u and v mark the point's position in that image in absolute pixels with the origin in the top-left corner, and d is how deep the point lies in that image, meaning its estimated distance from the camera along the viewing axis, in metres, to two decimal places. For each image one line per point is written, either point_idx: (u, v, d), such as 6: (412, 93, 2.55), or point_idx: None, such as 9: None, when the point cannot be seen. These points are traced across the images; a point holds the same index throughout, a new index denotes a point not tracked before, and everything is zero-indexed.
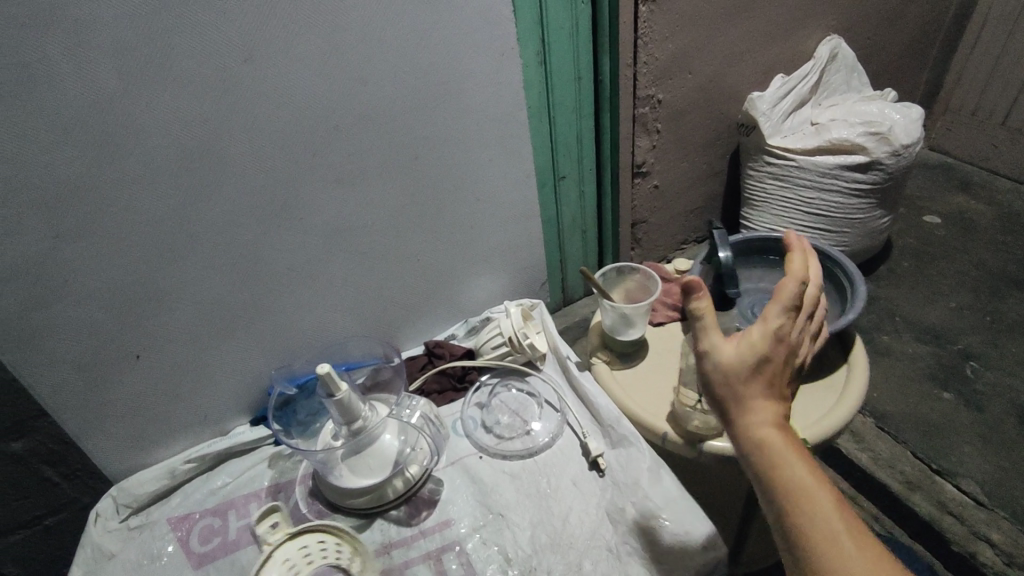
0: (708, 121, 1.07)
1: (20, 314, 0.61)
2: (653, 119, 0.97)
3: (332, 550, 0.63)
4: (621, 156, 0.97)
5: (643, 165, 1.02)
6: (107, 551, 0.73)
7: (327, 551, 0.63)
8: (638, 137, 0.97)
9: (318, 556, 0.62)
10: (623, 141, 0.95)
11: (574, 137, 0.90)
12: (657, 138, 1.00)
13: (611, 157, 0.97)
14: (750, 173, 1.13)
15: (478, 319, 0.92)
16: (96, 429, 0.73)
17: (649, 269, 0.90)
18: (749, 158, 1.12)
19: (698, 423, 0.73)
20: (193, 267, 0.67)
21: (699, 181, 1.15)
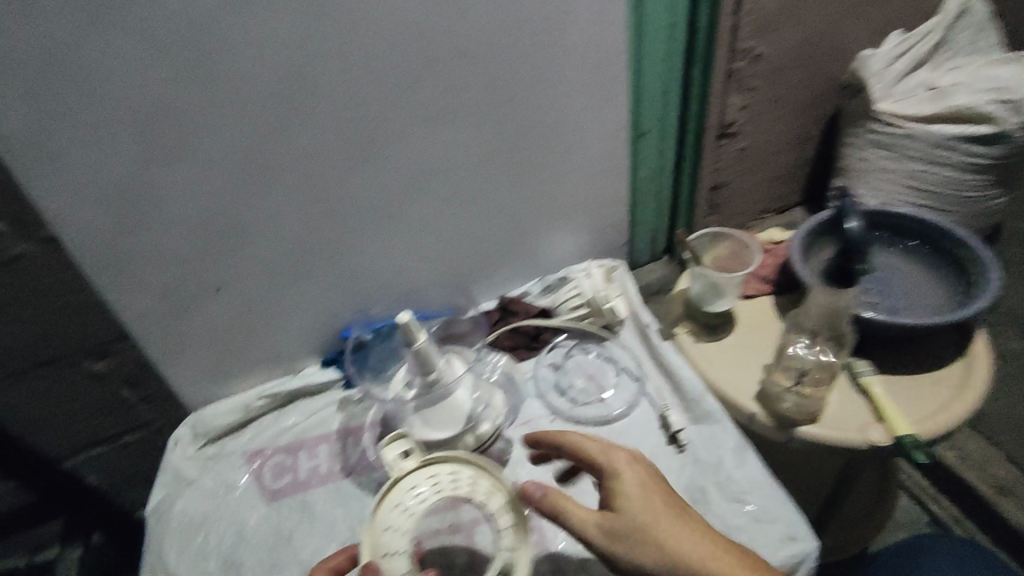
0: (813, 82, 0.91)
1: (111, 239, 0.61)
2: (750, 76, 0.84)
3: (470, 482, 0.50)
4: (710, 116, 0.85)
5: (732, 124, 0.88)
6: (184, 476, 0.75)
7: (461, 482, 0.50)
8: (730, 95, 0.85)
9: (451, 484, 0.50)
10: (715, 100, 0.83)
11: (659, 92, 0.80)
12: (751, 97, 0.87)
13: (698, 117, 0.86)
14: (846, 139, 0.95)
15: (556, 277, 0.88)
16: (175, 357, 0.74)
17: (749, 235, 0.81)
18: (848, 123, 0.94)
19: (790, 407, 0.68)
20: (276, 203, 0.65)
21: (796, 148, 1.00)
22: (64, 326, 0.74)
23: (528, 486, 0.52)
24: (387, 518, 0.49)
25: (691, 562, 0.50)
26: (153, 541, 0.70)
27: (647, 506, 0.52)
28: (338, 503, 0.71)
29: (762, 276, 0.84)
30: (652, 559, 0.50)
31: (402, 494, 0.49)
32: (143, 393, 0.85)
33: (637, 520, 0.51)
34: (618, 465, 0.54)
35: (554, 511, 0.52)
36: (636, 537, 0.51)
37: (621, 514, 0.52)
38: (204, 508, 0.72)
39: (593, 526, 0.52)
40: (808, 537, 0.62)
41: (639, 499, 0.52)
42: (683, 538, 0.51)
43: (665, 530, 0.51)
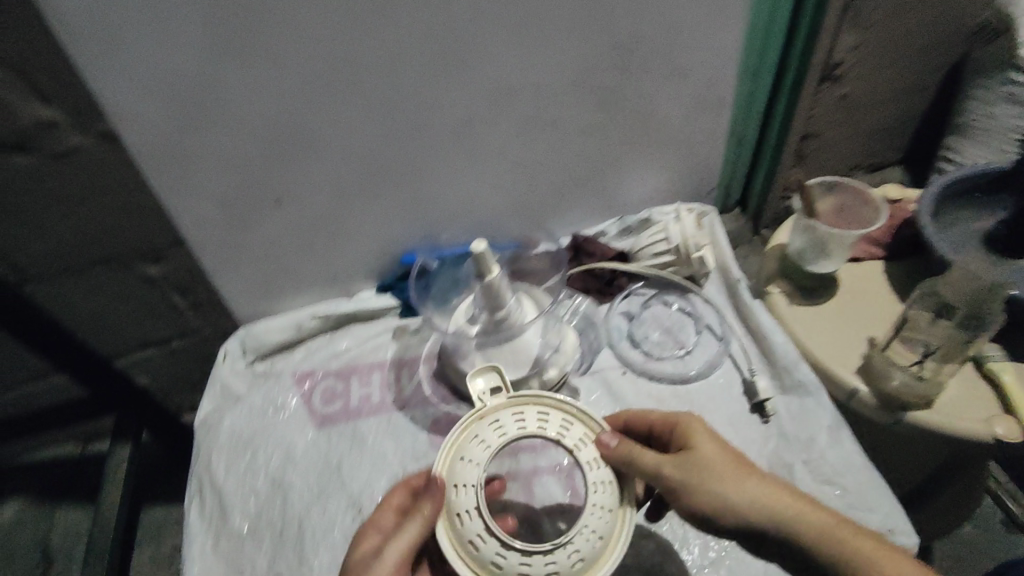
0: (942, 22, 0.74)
1: (171, 137, 0.55)
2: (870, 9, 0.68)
3: (555, 425, 0.49)
4: (817, 55, 0.71)
5: (839, 66, 0.74)
6: (233, 392, 0.73)
7: (546, 425, 0.48)
8: (842, 31, 0.69)
9: (535, 428, 0.48)
10: (826, 35, 0.68)
11: (763, 21, 0.66)
12: (866, 36, 0.71)
13: (802, 54, 0.71)
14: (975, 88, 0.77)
15: (638, 217, 0.79)
16: (229, 270, 0.70)
17: (872, 189, 0.70)
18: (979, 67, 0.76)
19: (898, 385, 0.60)
20: (346, 109, 0.57)
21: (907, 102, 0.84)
22: (117, 226, 0.70)
23: (601, 433, 0.48)
24: (464, 445, 0.48)
25: (778, 506, 0.45)
26: (201, 452, 0.68)
27: (725, 449, 0.48)
28: (391, 435, 0.68)
29: (874, 237, 0.74)
30: (735, 504, 0.45)
31: (484, 427, 0.48)
32: (194, 300, 0.83)
33: (715, 461, 0.47)
34: (686, 414, 0.51)
35: (626, 457, 0.47)
36: (716, 480, 0.46)
37: (697, 459, 0.47)
38: (253, 425, 0.69)
39: (667, 465, 0.47)
40: (904, 533, 0.56)
41: (714, 441, 0.48)
42: (768, 482, 0.46)
43: (746, 472, 0.46)
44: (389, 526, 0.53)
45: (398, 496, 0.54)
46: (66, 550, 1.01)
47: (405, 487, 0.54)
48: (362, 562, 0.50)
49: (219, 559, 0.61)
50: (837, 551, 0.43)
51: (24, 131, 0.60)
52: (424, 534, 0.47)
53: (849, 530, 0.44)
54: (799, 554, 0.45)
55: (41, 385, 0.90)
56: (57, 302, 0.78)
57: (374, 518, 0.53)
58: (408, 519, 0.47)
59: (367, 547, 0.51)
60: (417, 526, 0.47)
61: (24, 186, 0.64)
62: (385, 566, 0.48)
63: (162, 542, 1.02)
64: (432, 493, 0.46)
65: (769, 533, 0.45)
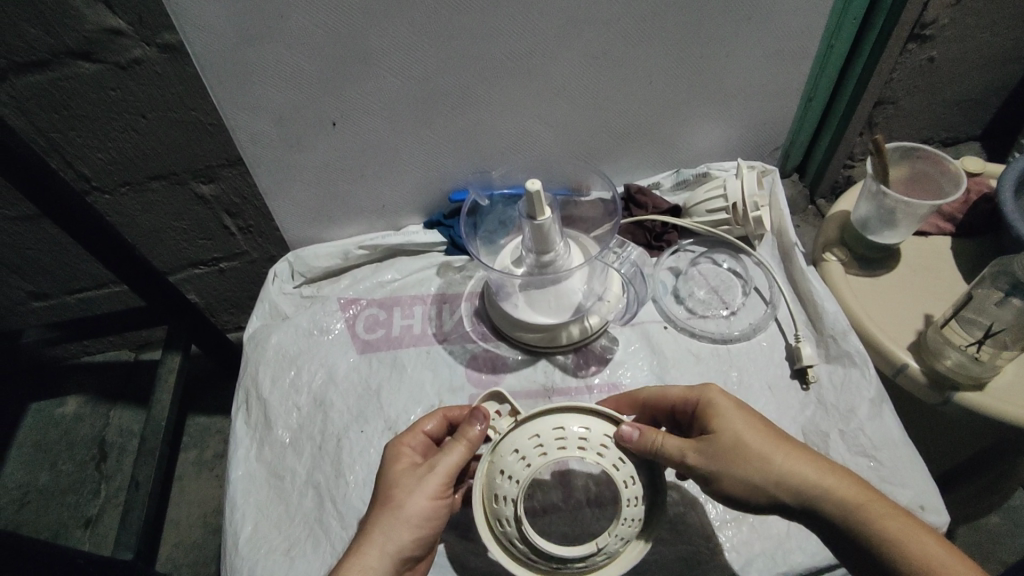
0: None
1: (234, 47, 0.55)
2: None
3: (575, 440, 0.48)
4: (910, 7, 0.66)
5: (929, 25, 0.71)
6: (281, 311, 0.76)
7: (568, 440, 0.48)
8: None
9: (556, 445, 0.48)
10: None
11: None
12: None
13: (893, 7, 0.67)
14: None
15: (696, 170, 0.77)
16: (282, 190, 0.71)
17: (951, 159, 0.66)
18: None
19: (952, 365, 0.59)
20: (407, 27, 0.56)
21: (992, 64, 0.81)
22: (175, 141, 0.72)
23: (622, 427, 0.48)
24: (493, 479, 0.48)
25: (805, 486, 0.45)
26: (248, 364, 0.71)
27: (751, 431, 0.47)
28: (428, 367, 0.70)
29: (946, 212, 0.72)
30: (763, 486, 0.45)
31: (506, 458, 0.48)
32: (242, 224, 0.86)
33: (741, 442, 0.46)
34: (710, 392, 0.50)
35: (650, 447, 0.47)
36: (744, 463, 0.46)
37: (721, 441, 0.47)
38: (298, 344, 0.72)
39: (692, 451, 0.47)
40: (937, 510, 0.55)
41: (740, 421, 0.47)
42: (795, 461, 0.45)
43: (774, 452, 0.46)
44: (420, 447, 0.54)
45: (430, 423, 0.55)
46: (120, 444, 1.08)
47: (441, 415, 0.56)
48: (404, 476, 0.51)
49: (261, 464, 0.64)
50: (865, 529, 0.43)
51: (91, 38, 0.61)
52: (470, 456, 0.51)
53: (877, 508, 0.43)
54: (829, 531, 0.45)
55: (107, 290, 0.97)
56: (119, 212, 0.81)
57: (403, 435, 0.54)
58: (455, 440, 0.51)
59: (404, 462, 0.52)
60: (464, 449, 0.50)
61: (90, 94, 0.66)
62: (437, 478, 0.50)
63: (205, 448, 1.07)
64: (476, 422, 0.50)
65: (798, 512, 0.45)
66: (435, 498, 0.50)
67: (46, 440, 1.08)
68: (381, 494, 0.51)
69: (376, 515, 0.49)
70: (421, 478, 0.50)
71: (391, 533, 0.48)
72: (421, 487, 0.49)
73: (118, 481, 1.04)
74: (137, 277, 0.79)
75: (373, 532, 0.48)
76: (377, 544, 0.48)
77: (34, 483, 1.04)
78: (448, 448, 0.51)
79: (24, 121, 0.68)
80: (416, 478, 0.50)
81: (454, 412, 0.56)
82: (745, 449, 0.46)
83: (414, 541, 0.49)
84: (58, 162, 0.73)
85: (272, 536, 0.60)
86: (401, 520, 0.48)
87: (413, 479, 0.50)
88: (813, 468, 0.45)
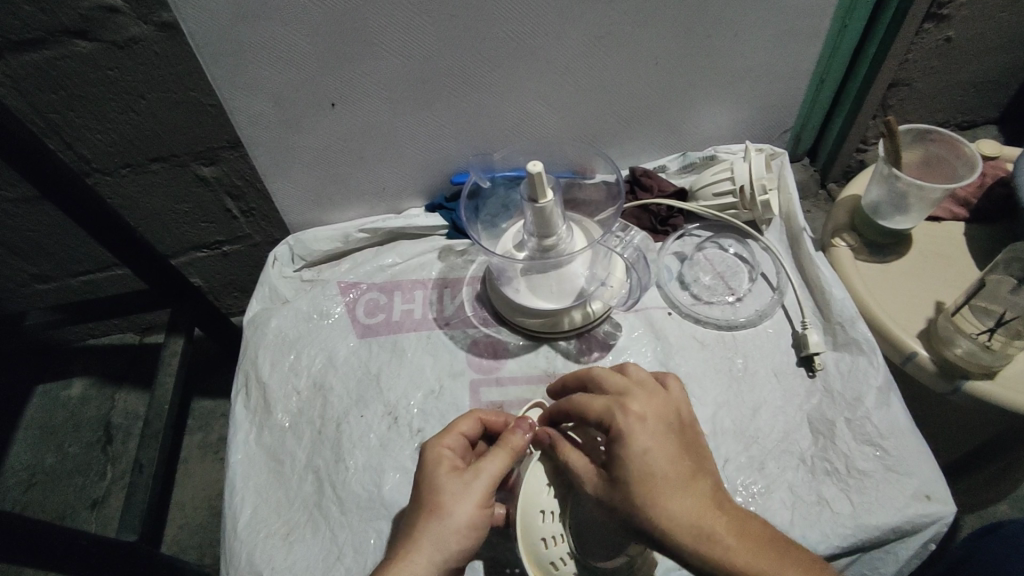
0: None
1: (229, 24, 0.54)
2: None
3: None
4: None
5: (947, 5, 0.69)
6: (281, 294, 0.75)
7: None
8: None
9: None
10: None
11: None
12: None
13: None
14: None
15: (702, 154, 0.76)
16: (281, 172, 0.70)
17: (966, 141, 0.64)
18: None
19: (962, 353, 0.57)
20: (405, 4, 0.54)
21: (1014, 43, 0.78)
22: (175, 122, 0.71)
23: (538, 432, 0.53)
24: (537, 495, 0.51)
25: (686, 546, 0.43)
26: (249, 348, 0.70)
27: (639, 481, 0.44)
28: (429, 351, 0.69)
29: (960, 196, 0.70)
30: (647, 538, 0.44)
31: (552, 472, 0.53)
32: (244, 208, 0.85)
33: (624, 488, 0.45)
34: (618, 426, 0.47)
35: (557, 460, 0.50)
36: (628, 512, 0.45)
37: (612, 477, 0.46)
38: (298, 329, 0.71)
39: (587, 480, 0.48)
40: (944, 501, 0.54)
41: (634, 470, 0.45)
42: (674, 518, 0.43)
43: (653, 505, 0.44)
44: (459, 448, 0.53)
45: (467, 424, 0.55)
46: (125, 427, 1.08)
47: (477, 418, 0.55)
48: (448, 481, 0.49)
49: (260, 448, 0.64)
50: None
51: (87, 16, 0.59)
52: (512, 464, 0.51)
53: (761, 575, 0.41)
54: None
55: (110, 274, 0.96)
56: (119, 195, 0.80)
57: (441, 437, 0.53)
58: (499, 446, 0.51)
59: (447, 466, 0.51)
60: (509, 456, 0.50)
61: (88, 73, 0.64)
62: (483, 484, 0.49)
63: (210, 431, 1.08)
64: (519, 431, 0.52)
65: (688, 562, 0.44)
66: (481, 505, 0.49)
67: (52, 421, 1.09)
68: (425, 499, 0.49)
69: (422, 522, 0.48)
70: (468, 483, 0.49)
71: (441, 541, 0.47)
72: (468, 494, 0.48)
73: (124, 464, 1.05)
74: (139, 260, 0.78)
75: (421, 538, 0.47)
76: (425, 551, 0.46)
77: (42, 464, 1.05)
78: (493, 454, 0.51)
79: (22, 102, 0.67)
80: (462, 483, 0.49)
81: (491, 419, 0.56)
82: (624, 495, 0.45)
83: (461, 550, 0.47)
84: (56, 144, 0.72)
85: (272, 520, 0.59)
86: (450, 528, 0.47)
87: (459, 485, 0.49)
88: (689, 523, 0.43)
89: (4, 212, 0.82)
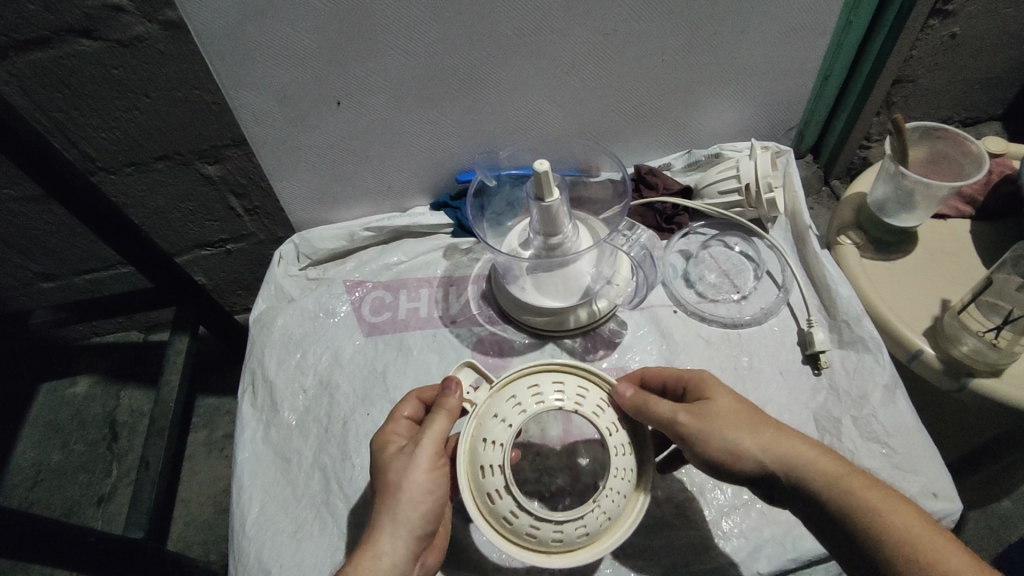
0: None
1: (236, 23, 0.54)
2: None
3: (573, 397, 0.48)
4: None
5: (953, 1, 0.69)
6: (287, 293, 0.75)
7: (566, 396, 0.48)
8: None
9: (551, 396, 0.48)
10: None
11: None
12: None
13: None
14: None
15: (708, 151, 0.75)
16: (287, 171, 0.70)
17: (973, 138, 0.64)
18: None
19: (968, 351, 0.57)
20: (411, 2, 0.54)
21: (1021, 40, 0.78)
22: (179, 120, 0.71)
23: (618, 383, 0.49)
24: (477, 452, 0.46)
25: (786, 456, 0.44)
26: (255, 347, 0.71)
27: (745, 403, 0.47)
28: (435, 349, 0.69)
29: (966, 194, 0.70)
30: (751, 451, 0.45)
31: (488, 425, 0.47)
32: (248, 206, 0.85)
33: (731, 409, 0.47)
34: (708, 369, 0.51)
35: (642, 405, 0.47)
36: (742, 431, 0.45)
37: (715, 403, 0.47)
38: (304, 328, 0.71)
39: (684, 413, 0.47)
40: (951, 498, 0.54)
41: (735, 394, 0.48)
42: (783, 434, 0.45)
43: (762, 422, 0.46)
44: (405, 431, 0.52)
45: (407, 407, 0.54)
46: (130, 424, 1.08)
47: (416, 399, 0.55)
48: (394, 458, 0.49)
49: (267, 446, 0.64)
50: (847, 501, 0.42)
51: (91, 14, 0.59)
52: (454, 423, 0.50)
53: (858, 483, 0.42)
54: (807, 509, 0.44)
55: (115, 271, 0.97)
56: (124, 193, 0.80)
57: (386, 425, 0.53)
58: (435, 411, 0.50)
59: (393, 447, 0.50)
60: (446, 416, 0.49)
61: (93, 72, 0.64)
62: (426, 451, 0.48)
63: (215, 428, 1.08)
64: (451, 390, 0.51)
65: (782, 484, 0.44)
66: (430, 469, 0.48)
67: (58, 419, 1.09)
68: (380, 483, 0.49)
69: (380, 504, 0.47)
70: (411, 454, 0.48)
71: (400, 516, 0.46)
72: (413, 464, 0.48)
73: (130, 461, 1.05)
74: (144, 258, 0.79)
75: (381, 519, 0.46)
76: (388, 529, 0.46)
77: (48, 462, 1.05)
78: (429, 420, 0.49)
79: (26, 100, 0.67)
80: (406, 457, 0.48)
81: (429, 395, 0.55)
82: (733, 415, 0.46)
83: (422, 517, 0.47)
84: (61, 142, 0.72)
85: (279, 517, 0.60)
86: (402, 502, 0.46)
87: (404, 460, 0.48)
88: (795, 438, 0.45)
89: (9, 211, 0.82)
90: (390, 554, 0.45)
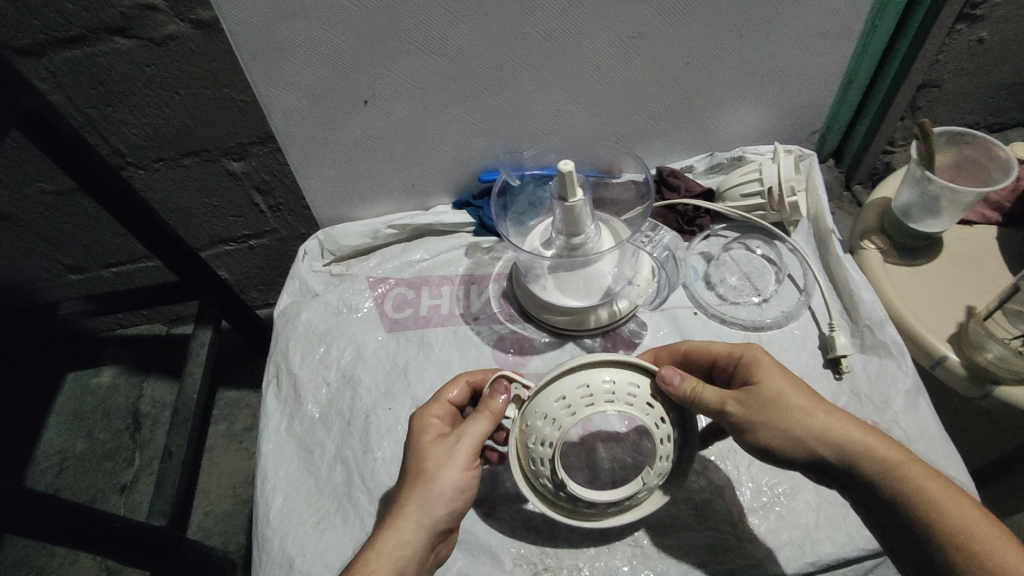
0: None
1: (269, 23, 0.55)
2: None
3: (623, 400, 0.48)
4: None
5: (981, 5, 0.68)
6: (311, 289, 0.77)
7: (616, 394, 0.48)
8: None
9: (604, 397, 0.48)
10: None
11: None
12: None
13: None
14: None
15: (730, 154, 0.76)
16: (313, 168, 0.72)
17: (1002, 144, 0.63)
18: None
19: (993, 359, 0.57)
20: (440, 3, 0.55)
21: None
22: (208, 117, 0.72)
23: (664, 371, 0.48)
24: (529, 432, 0.49)
25: (840, 444, 0.45)
26: (279, 341, 0.72)
27: (795, 387, 0.47)
28: (456, 347, 0.70)
29: (993, 200, 0.69)
30: (802, 440, 0.45)
31: (537, 425, 0.48)
32: (272, 202, 0.87)
33: (781, 397, 0.46)
34: (752, 350, 0.50)
35: (690, 394, 0.47)
36: (788, 421, 0.46)
37: (764, 390, 0.47)
38: (328, 322, 0.72)
39: (732, 400, 0.47)
40: None
41: (782, 377, 0.48)
42: (837, 421, 0.46)
43: (816, 410, 0.46)
44: (446, 416, 0.53)
45: (455, 391, 0.55)
46: (153, 415, 1.11)
47: (464, 383, 0.55)
48: (432, 446, 0.49)
49: (292, 438, 0.65)
50: (903, 490, 0.43)
51: (127, 14, 0.61)
52: (495, 426, 0.50)
53: (915, 471, 0.43)
54: (858, 494, 0.45)
55: (141, 264, 0.99)
56: (153, 188, 0.82)
57: (429, 407, 0.53)
58: (479, 410, 0.50)
59: (432, 433, 0.51)
60: (489, 419, 0.49)
61: (127, 70, 0.66)
62: (464, 449, 0.49)
63: (234, 420, 1.10)
64: (497, 394, 0.50)
65: (835, 470, 0.45)
66: (465, 468, 0.49)
67: (83, 408, 1.12)
68: (411, 467, 0.49)
69: (407, 490, 0.48)
70: (449, 449, 0.49)
71: (425, 506, 0.47)
72: (450, 459, 0.48)
73: (152, 450, 1.08)
74: (171, 251, 0.80)
75: (407, 505, 0.47)
76: (411, 517, 0.47)
77: (73, 450, 1.08)
78: (472, 418, 0.50)
79: (62, 96, 0.69)
80: (444, 450, 0.49)
81: (476, 379, 0.56)
82: (782, 402, 0.46)
83: (448, 513, 0.48)
84: (94, 138, 0.74)
85: (302, 508, 0.61)
86: (434, 495, 0.47)
87: (442, 451, 0.49)
88: (850, 426, 0.45)
89: (42, 204, 0.84)
90: (411, 543, 0.46)
